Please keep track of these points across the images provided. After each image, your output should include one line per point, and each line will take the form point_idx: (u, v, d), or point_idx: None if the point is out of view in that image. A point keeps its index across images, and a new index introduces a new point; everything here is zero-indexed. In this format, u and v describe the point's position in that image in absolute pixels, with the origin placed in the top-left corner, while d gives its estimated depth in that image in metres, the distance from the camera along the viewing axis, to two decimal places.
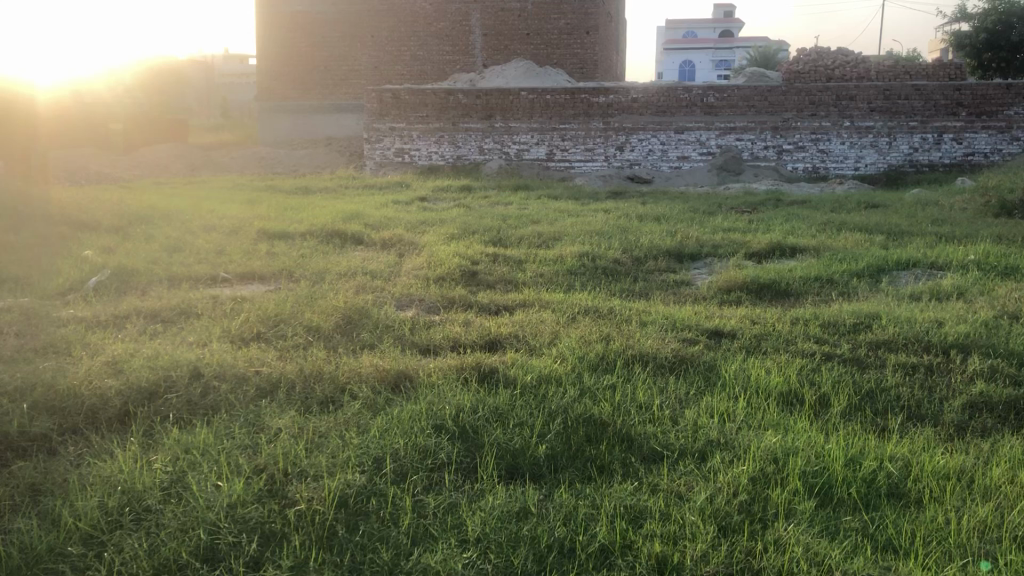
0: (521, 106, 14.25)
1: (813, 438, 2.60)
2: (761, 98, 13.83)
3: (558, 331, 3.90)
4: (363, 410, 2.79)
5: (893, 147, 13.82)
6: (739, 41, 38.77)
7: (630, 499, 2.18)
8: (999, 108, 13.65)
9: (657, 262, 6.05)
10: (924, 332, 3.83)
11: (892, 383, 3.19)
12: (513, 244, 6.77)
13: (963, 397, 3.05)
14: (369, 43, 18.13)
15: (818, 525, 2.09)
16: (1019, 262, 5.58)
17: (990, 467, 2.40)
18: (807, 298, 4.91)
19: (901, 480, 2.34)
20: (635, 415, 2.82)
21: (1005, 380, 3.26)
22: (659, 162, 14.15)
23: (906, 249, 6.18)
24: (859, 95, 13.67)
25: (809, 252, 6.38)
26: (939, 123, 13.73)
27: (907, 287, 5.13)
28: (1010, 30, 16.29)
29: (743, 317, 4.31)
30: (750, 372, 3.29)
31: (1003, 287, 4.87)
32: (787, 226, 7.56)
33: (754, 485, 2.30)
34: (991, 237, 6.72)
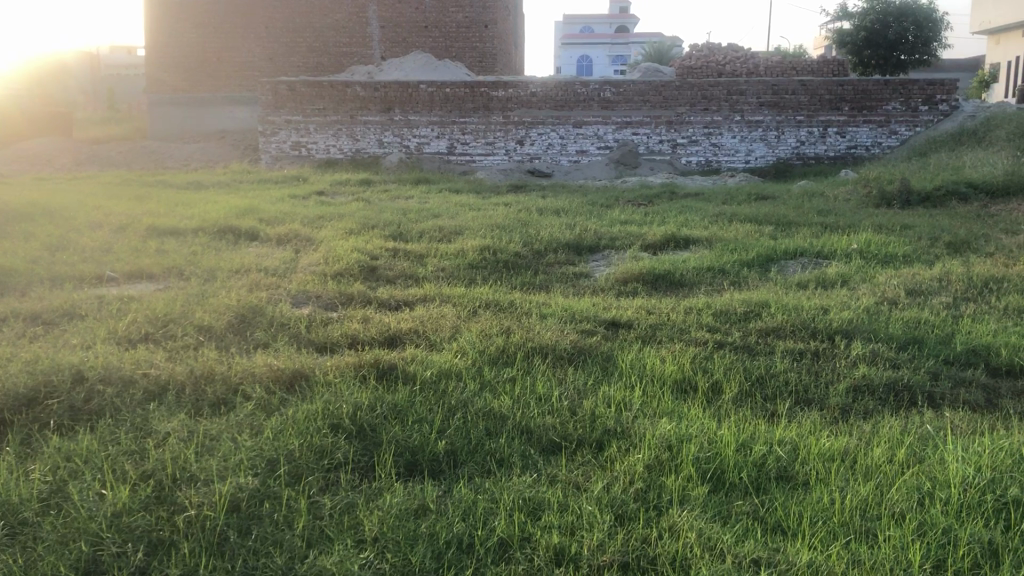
0: (420, 99, 14.15)
1: (706, 424, 2.67)
2: (656, 93, 14.15)
3: (458, 326, 3.89)
4: (257, 411, 2.72)
5: (781, 141, 14.32)
6: (634, 37, 39.53)
7: (528, 492, 2.20)
8: (879, 104, 14.29)
9: (556, 255, 6.11)
10: (811, 319, 3.97)
11: (781, 369, 3.30)
12: (413, 238, 6.73)
13: (847, 380, 3.18)
14: (262, 34, 17.70)
15: (710, 510, 2.14)
16: (898, 250, 5.86)
17: (872, 448, 2.50)
18: (700, 288, 5.02)
19: (789, 464, 2.41)
20: (535, 407, 2.84)
21: (886, 363, 3.41)
22: (559, 157, 14.30)
23: (792, 239, 6.40)
24: (748, 90, 14.12)
25: (702, 244, 6.54)
26: (823, 117, 14.27)
27: (795, 275, 5.32)
28: (888, 29, 17.14)
29: (639, 307, 4.39)
30: (645, 362, 3.35)
31: (884, 274, 5.09)
32: (681, 219, 7.74)
33: (650, 473, 2.34)
34: (872, 226, 7.03)
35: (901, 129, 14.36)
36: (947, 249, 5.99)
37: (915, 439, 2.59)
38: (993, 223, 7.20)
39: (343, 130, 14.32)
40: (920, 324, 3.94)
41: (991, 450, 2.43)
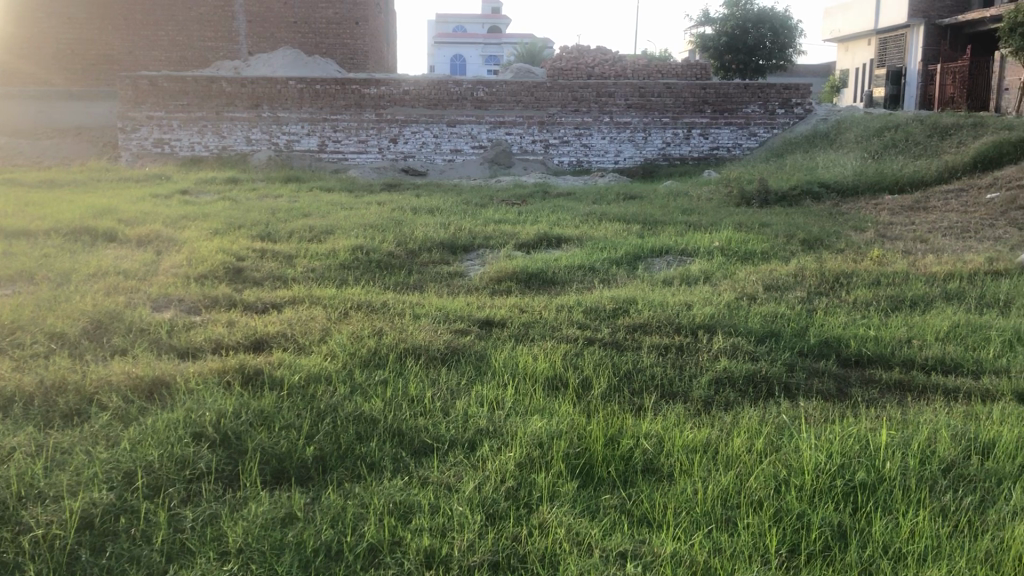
0: (289, 96, 13.84)
1: (576, 420, 2.71)
2: (528, 93, 14.26)
3: (329, 328, 3.82)
4: (113, 421, 2.60)
5: (648, 141, 14.72)
6: (506, 37, 39.85)
7: (399, 496, 2.18)
8: (738, 106, 14.90)
9: (429, 254, 6.08)
10: (676, 314, 4.10)
11: (648, 364, 3.39)
12: (283, 238, 6.58)
13: (709, 373, 3.29)
14: (121, 26, 16.94)
15: (579, 505, 2.18)
16: (756, 247, 6.12)
17: (733, 438, 2.60)
18: (571, 286, 5.10)
19: (655, 456, 2.48)
20: (407, 409, 2.82)
21: (745, 356, 3.55)
22: (432, 155, 14.25)
23: (659, 238, 6.59)
24: (617, 92, 14.46)
25: (573, 242, 6.65)
26: (688, 119, 14.75)
27: (661, 272, 5.47)
28: (747, 35, 18.00)
29: (512, 306, 4.42)
30: (518, 360, 3.39)
31: (744, 271, 5.31)
32: (553, 218, 7.83)
33: (520, 472, 2.36)
34: (733, 225, 7.31)
35: (759, 132, 15.01)
36: (801, 246, 6.29)
37: (772, 428, 2.70)
38: (843, 221, 7.61)
39: (209, 126, 13.83)
40: (777, 317, 4.12)
41: (841, 437, 2.56)
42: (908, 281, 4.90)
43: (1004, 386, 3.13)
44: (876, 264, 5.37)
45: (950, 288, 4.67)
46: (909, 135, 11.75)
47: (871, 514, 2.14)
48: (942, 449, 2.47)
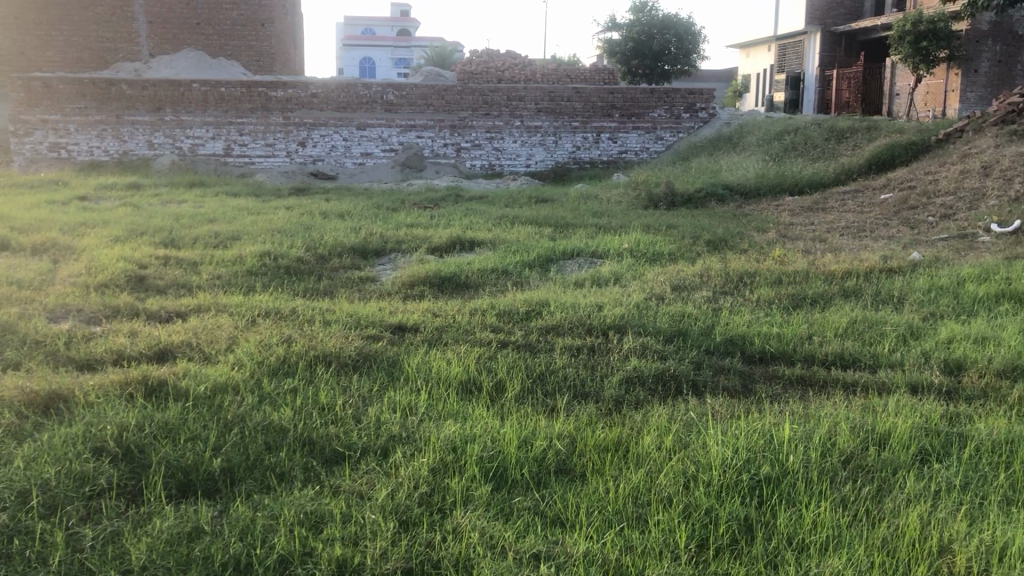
0: (193, 99, 13.50)
1: (489, 424, 2.72)
2: (438, 96, 14.29)
3: (235, 337, 3.73)
4: (6, 439, 2.48)
5: (558, 145, 14.87)
6: (415, 41, 39.72)
7: (310, 505, 2.14)
8: (645, 111, 15.21)
9: (340, 260, 6.00)
10: (588, 316, 4.15)
11: (560, 365, 3.43)
12: (187, 244, 6.40)
13: (620, 373, 3.34)
14: (12, 25, 16.23)
15: (493, 508, 2.18)
16: (664, 249, 6.24)
17: (644, 437, 2.64)
18: (484, 290, 5.10)
19: (568, 456, 2.51)
20: (318, 418, 2.78)
21: (654, 355, 3.62)
22: (343, 159, 14.10)
23: (569, 240, 6.66)
24: (527, 96, 14.54)
25: (486, 246, 6.66)
26: (597, 123, 14.95)
27: (572, 274, 5.53)
28: (652, 40, 18.44)
29: (424, 310, 4.40)
30: (431, 364, 3.38)
31: (653, 272, 5.40)
32: (465, 221, 7.83)
33: (434, 477, 2.35)
34: (641, 227, 7.44)
35: (666, 136, 15.36)
36: (707, 247, 6.44)
37: (680, 426, 2.76)
38: (746, 222, 7.83)
39: (108, 130, 13.37)
40: (685, 316, 4.21)
41: (747, 433, 2.63)
42: (808, 280, 5.06)
43: (899, 379, 3.27)
44: (778, 264, 5.53)
45: (848, 285, 4.85)
46: (807, 138, 12.17)
47: (775, 507, 2.20)
48: (841, 442, 2.56)
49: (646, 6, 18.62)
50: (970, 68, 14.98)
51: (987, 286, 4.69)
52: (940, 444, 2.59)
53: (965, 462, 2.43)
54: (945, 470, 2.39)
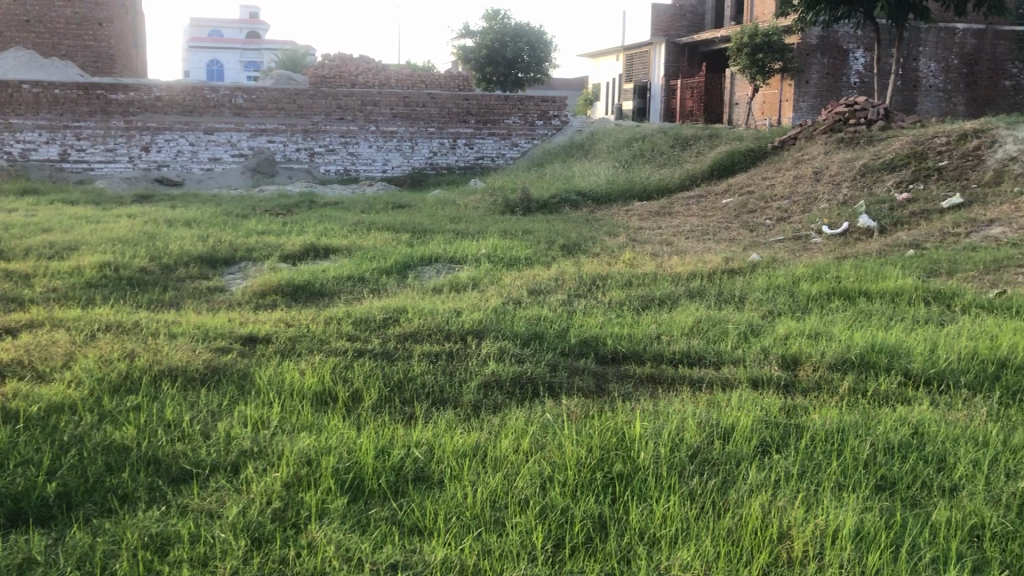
0: (23, 101, 12.70)
1: (345, 434, 2.67)
2: (289, 100, 14.03)
3: (73, 353, 3.52)
4: None
5: (415, 151, 14.82)
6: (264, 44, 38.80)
7: (155, 527, 2.05)
8: (501, 118, 15.39)
9: (187, 269, 5.78)
10: (445, 322, 4.15)
11: (418, 372, 3.41)
12: (18, 256, 6.00)
13: (478, 378, 3.36)
14: None
15: (350, 520, 2.15)
16: (521, 254, 6.32)
17: (501, 440, 2.66)
18: (339, 298, 5.01)
19: (426, 464, 2.50)
20: (163, 435, 2.66)
21: (511, 358, 3.65)
22: (189, 164, 13.57)
23: (426, 246, 6.64)
24: (381, 101, 14.47)
25: (341, 252, 6.56)
26: (453, 129, 15.02)
27: (430, 280, 5.52)
28: (505, 48, 18.74)
29: (277, 320, 4.29)
30: (284, 376, 3.29)
31: (509, 276, 5.46)
32: (319, 228, 7.70)
33: (287, 491, 2.30)
34: (498, 232, 7.51)
35: (521, 142, 15.59)
36: (562, 251, 6.57)
37: (537, 428, 2.80)
38: (598, 227, 8.04)
39: None
40: (541, 320, 4.27)
41: (600, 432, 2.70)
42: (656, 281, 5.24)
43: (742, 374, 3.43)
44: (628, 267, 5.70)
45: (693, 286, 5.05)
46: (654, 145, 12.62)
47: (627, 503, 2.27)
48: (688, 437, 2.66)
49: (498, 14, 18.86)
50: (802, 79, 15.91)
51: (819, 284, 4.99)
52: (779, 435, 2.73)
53: (801, 451, 2.57)
54: (784, 461, 2.52)
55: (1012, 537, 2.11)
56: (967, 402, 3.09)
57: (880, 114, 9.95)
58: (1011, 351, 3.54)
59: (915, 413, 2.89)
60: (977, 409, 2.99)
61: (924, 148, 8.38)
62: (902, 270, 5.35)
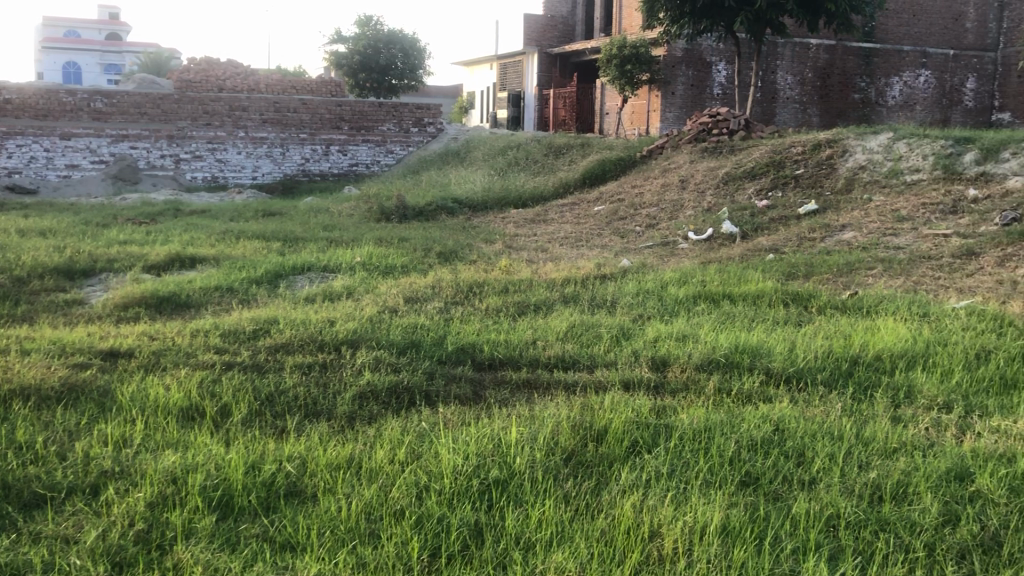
0: None
1: (213, 450, 2.58)
2: (153, 105, 13.59)
3: None
4: None
5: (286, 158, 14.54)
6: (126, 46, 37.27)
7: (5, 558, 1.93)
8: (374, 124, 15.31)
9: (41, 282, 5.47)
10: (318, 332, 4.08)
11: (290, 385, 3.33)
12: None
13: (353, 389, 3.31)
14: None
15: (218, 539, 2.08)
16: (396, 261, 6.28)
17: (376, 451, 2.63)
18: (207, 310, 4.84)
19: (298, 478, 2.44)
20: (15, 459, 2.50)
21: (387, 368, 3.61)
22: (44, 171, 12.82)
23: (298, 255, 6.52)
24: (250, 106, 14.16)
25: (209, 262, 6.34)
26: (325, 135, 14.80)
27: (303, 290, 5.41)
28: (379, 55, 18.62)
29: (140, 335, 4.10)
30: (148, 392, 3.15)
31: (384, 285, 5.41)
32: (185, 237, 7.43)
33: (152, 512, 2.20)
34: (373, 240, 7.43)
35: (395, 149, 15.51)
36: (437, 259, 6.56)
37: (413, 437, 2.78)
38: (474, 234, 8.07)
39: None
40: (417, 328, 4.25)
41: (476, 438, 2.70)
42: (532, 287, 5.30)
43: (614, 378, 3.50)
44: (503, 273, 5.75)
45: (567, 292, 5.13)
46: (529, 154, 12.75)
47: (503, 508, 2.28)
48: (563, 440, 2.70)
49: (371, 20, 18.68)
50: (668, 90, 16.42)
51: (686, 288, 5.16)
52: (649, 436, 2.80)
53: (670, 451, 2.65)
54: (654, 460, 2.58)
55: (864, 525, 2.22)
56: (823, 399, 3.25)
57: (741, 125, 10.37)
58: (862, 349, 3.75)
59: (776, 410, 3.02)
60: (832, 404, 3.16)
61: (782, 157, 8.78)
62: (763, 274, 5.59)
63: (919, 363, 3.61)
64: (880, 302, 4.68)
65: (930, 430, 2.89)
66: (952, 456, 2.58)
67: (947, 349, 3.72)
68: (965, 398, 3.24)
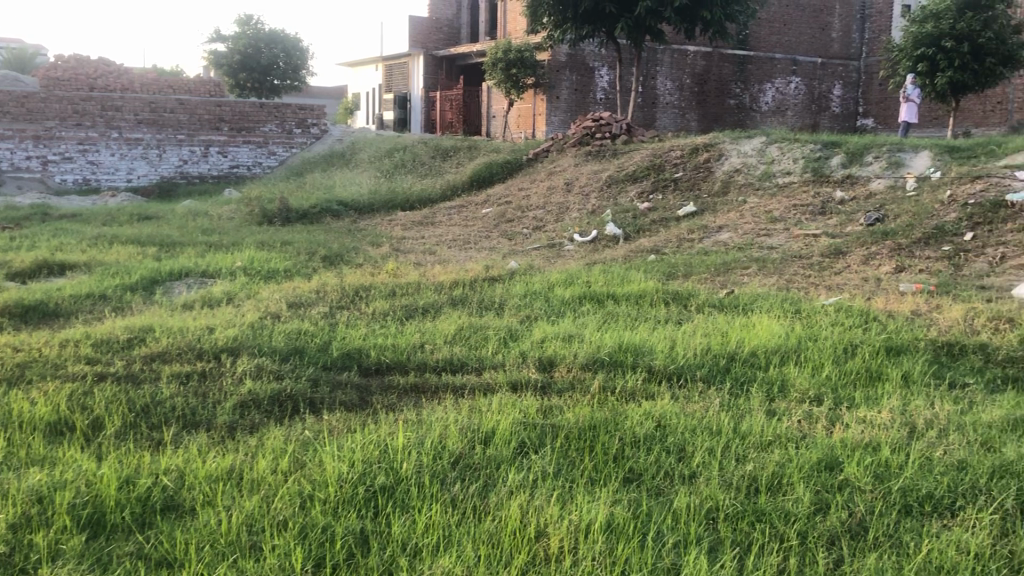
0: None
1: (84, 466, 2.46)
2: (17, 104, 12.89)
3: None
4: None
5: (163, 159, 13.98)
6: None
7: None
8: (256, 125, 14.93)
9: None
10: (197, 340, 3.94)
11: (167, 396, 3.21)
12: None
13: (234, 398, 3.21)
14: None
15: (88, 559, 1.99)
16: (279, 265, 6.14)
17: (259, 461, 2.56)
18: (76, 318, 4.61)
19: (175, 492, 2.35)
20: None
21: (269, 376, 3.52)
22: None
23: (175, 260, 6.30)
24: (124, 105, 13.59)
25: (79, 269, 6.05)
26: (204, 137, 14.32)
27: (181, 296, 5.23)
28: (260, 54, 18.21)
29: (3, 346, 3.87)
30: (12, 407, 2.98)
31: (267, 290, 5.29)
32: (53, 243, 7.07)
33: (15, 534, 2.08)
34: (254, 244, 7.25)
35: (278, 150, 15.18)
36: (323, 263, 6.44)
37: (296, 445, 2.72)
38: (360, 237, 7.96)
39: None
40: (301, 334, 4.16)
41: (362, 445, 2.66)
42: (419, 290, 5.28)
43: (501, 379, 3.52)
44: (390, 276, 5.70)
45: (455, 294, 5.13)
46: (415, 156, 12.69)
47: (389, 514, 2.25)
48: (450, 444, 2.69)
49: (251, 19, 18.25)
50: (553, 94, 16.63)
51: (573, 289, 5.23)
52: (536, 436, 2.82)
53: (556, 451, 2.68)
54: (540, 460, 2.61)
55: (741, 517, 2.30)
56: (702, 394, 3.35)
57: (623, 129, 10.59)
58: (739, 346, 3.88)
59: (658, 407, 3.09)
60: (711, 400, 3.25)
61: (662, 160, 9.01)
62: (645, 274, 5.73)
63: (792, 358, 3.76)
64: (755, 300, 4.85)
65: (802, 422, 3.01)
66: (822, 446, 2.70)
67: (816, 344, 3.88)
68: (834, 390, 3.40)
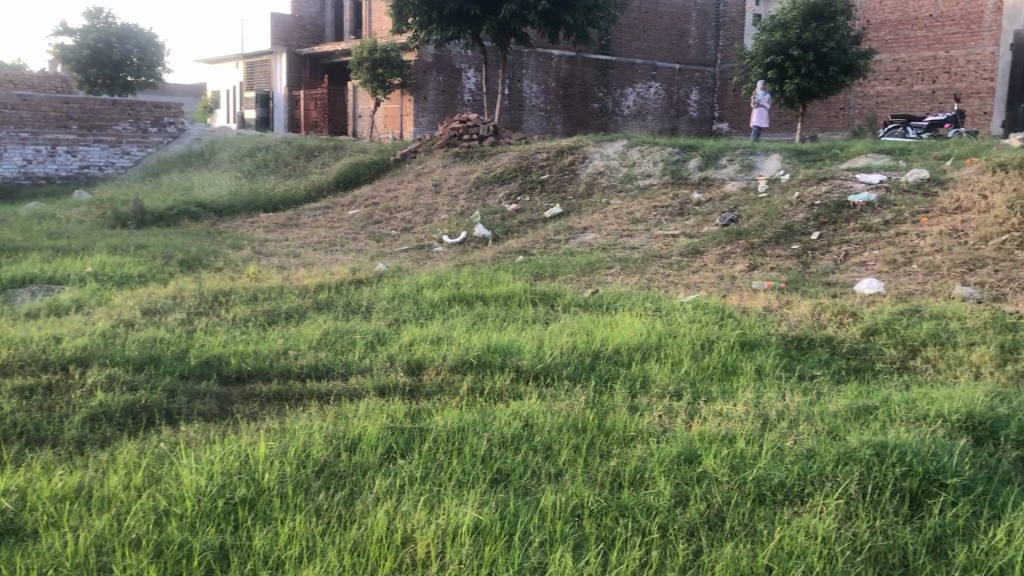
0: None
1: None
2: None
3: None
4: None
5: (4, 158, 13.14)
6: None
7: None
8: (107, 123, 14.23)
9: None
10: (41, 351, 3.71)
11: (7, 412, 3.00)
12: None
13: (82, 412, 3.04)
14: None
15: None
16: (133, 270, 5.87)
17: (110, 476, 2.43)
18: None
19: (16, 514, 2.21)
20: None
21: (122, 387, 3.34)
22: None
23: (17, 266, 5.91)
24: None
25: None
26: (50, 135, 13.56)
27: (24, 304, 4.91)
28: (112, 49, 17.38)
29: None
30: None
31: (119, 296, 5.04)
32: None
33: None
34: (105, 248, 6.89)
35: (132, 150, 14.51)
36: (180, 267, 6.19)
37: (151, 458, 2.60)
38: (221, 240, 7.70)
39: None
40: (156, 343, 3.98)
41: (221, 456, 2.56)
42: (282, 294, 5.14)
43: (368, 384, 3.46)
44: (252, 281, 5.54)
45: (320, 298, 5.03)
46: (278, 156, 12.39)
47: (249, 527, 2.18)
48: (315, 451, 2.63)
49: (100, 12, 17.42)
50: (420, 95, 16.55)
51: (441, 290, 5.22)
52: (403, 440, 2.79)
53: (423, 455, 2.66)
54: (407, 465, 2.58)
55: (605, 512, 2.34)
56: (569, 393, 3.40)
57: (490, 131, 10.65)
58: (603, 344, 3.97)
59: (525, 406, 3.12)
60: (576, 398, 3.30)
61: (528, 162, 9.11)
62: (512, 275, 5.77)
63: (653, 355, 3.87)
64: (618, 299, 4.96)
65: (663, 417, 3.10)
66: (682, 440, 2.78)
67: (676, 340, 4.01)
68: (692, 384, 3.52)
